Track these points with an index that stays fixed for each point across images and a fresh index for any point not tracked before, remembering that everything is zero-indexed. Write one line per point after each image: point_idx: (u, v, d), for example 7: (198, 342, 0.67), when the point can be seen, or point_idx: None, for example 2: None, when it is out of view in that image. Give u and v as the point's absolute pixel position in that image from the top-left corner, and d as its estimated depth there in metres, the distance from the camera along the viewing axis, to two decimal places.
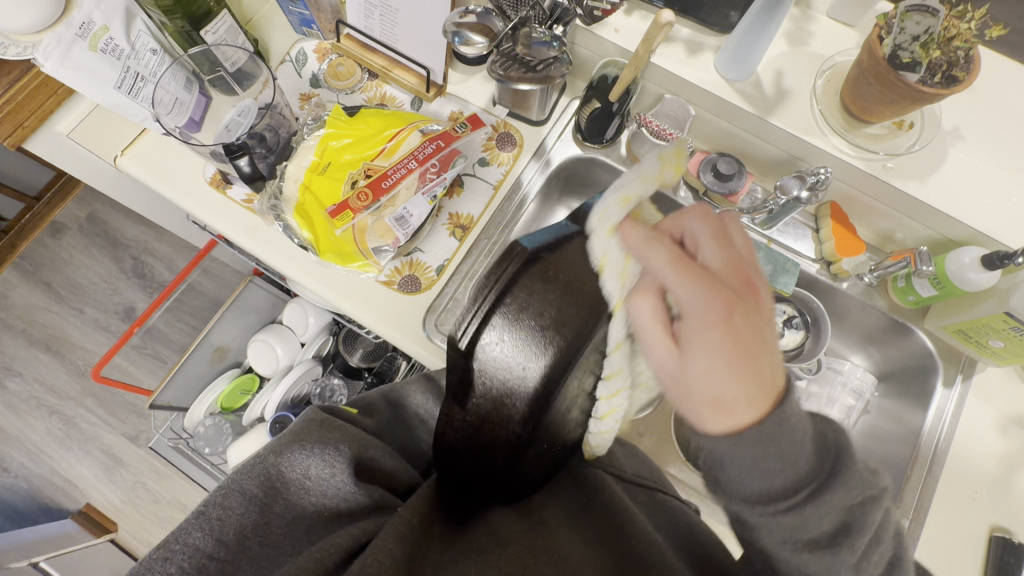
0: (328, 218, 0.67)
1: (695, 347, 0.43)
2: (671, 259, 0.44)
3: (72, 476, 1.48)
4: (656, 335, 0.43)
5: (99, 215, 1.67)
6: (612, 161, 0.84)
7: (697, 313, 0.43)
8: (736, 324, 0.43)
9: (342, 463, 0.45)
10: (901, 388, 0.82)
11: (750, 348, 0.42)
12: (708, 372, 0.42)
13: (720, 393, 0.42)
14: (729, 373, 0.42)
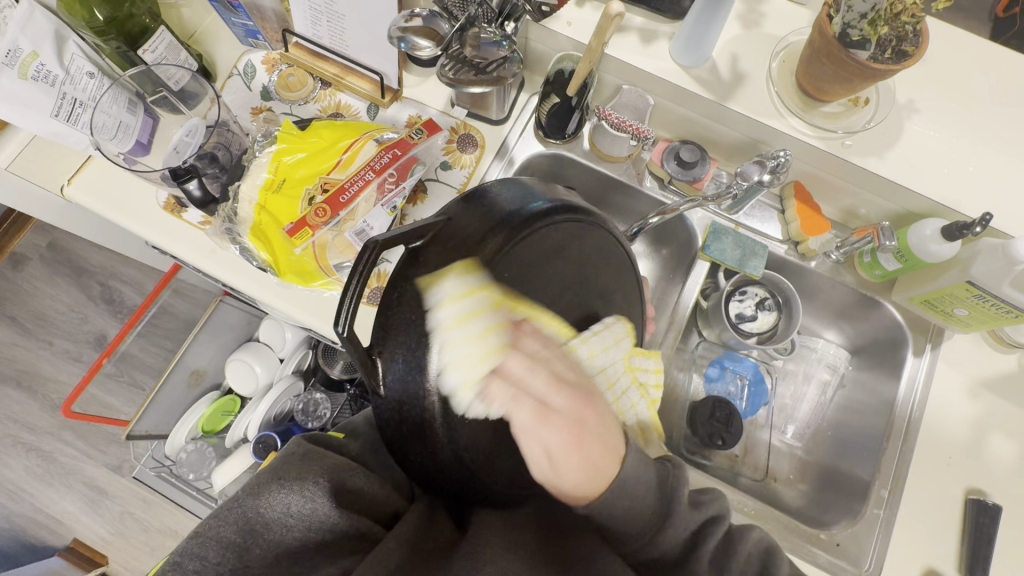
0: (286, 237, 0.64)
1: (565, 458, 0.48)
2: (534, 409, 0.49)
3: (56, 513, 1.45)
4: (534, 428, 0.48)
5: (60, 243, 1.62)
6: (576, 157, 0.83)
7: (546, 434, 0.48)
8: (582, 431, 0.49)
9: (321, 497, 0.45)
10: (874, 360, 0.84)
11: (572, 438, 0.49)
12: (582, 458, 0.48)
13: (575, 464, 0.47)
14: (572, 452, 0.48)
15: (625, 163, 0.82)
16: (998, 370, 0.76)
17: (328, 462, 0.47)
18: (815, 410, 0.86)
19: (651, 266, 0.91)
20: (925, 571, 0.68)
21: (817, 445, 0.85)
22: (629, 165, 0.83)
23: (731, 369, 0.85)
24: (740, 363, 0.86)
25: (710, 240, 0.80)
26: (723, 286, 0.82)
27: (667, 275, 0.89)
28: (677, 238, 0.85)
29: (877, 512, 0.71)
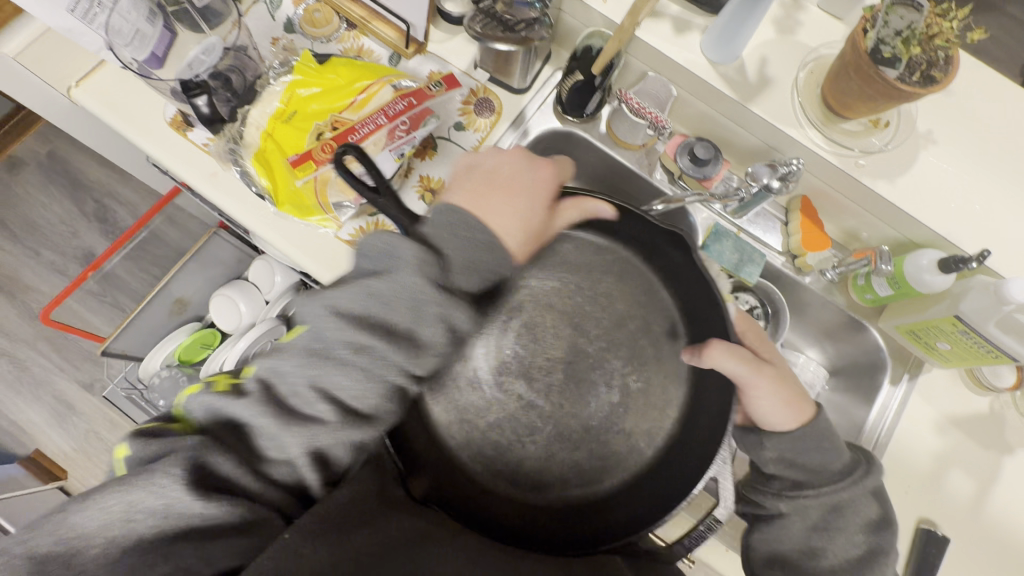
0: (290, 168, 0.63)
1: (774, 388, 0.62)
2: (765, 374, 0.62)
3: (22, 421, 1.44)
4: (762, 398, 0.62)
5: (60, 153, 1.59)
6: (591, 138, 0.83)
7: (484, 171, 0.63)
8: (780, 376, 0.63)
9: (176, 488, 0.46)
10: (851, 383, 0.85)
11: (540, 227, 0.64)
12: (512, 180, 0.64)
13: (788, 400, 0.63)
14: (784, 407, 0.62)
15: (638, 151, 0.82)
16: (970, 409, 0.77)
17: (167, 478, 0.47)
18: None
19: None
20: None
21: None
22: (642, 155, 0.83)
23: None
24: None
25: (710, 240, 0.80)
26: None
27: None
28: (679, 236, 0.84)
29: None
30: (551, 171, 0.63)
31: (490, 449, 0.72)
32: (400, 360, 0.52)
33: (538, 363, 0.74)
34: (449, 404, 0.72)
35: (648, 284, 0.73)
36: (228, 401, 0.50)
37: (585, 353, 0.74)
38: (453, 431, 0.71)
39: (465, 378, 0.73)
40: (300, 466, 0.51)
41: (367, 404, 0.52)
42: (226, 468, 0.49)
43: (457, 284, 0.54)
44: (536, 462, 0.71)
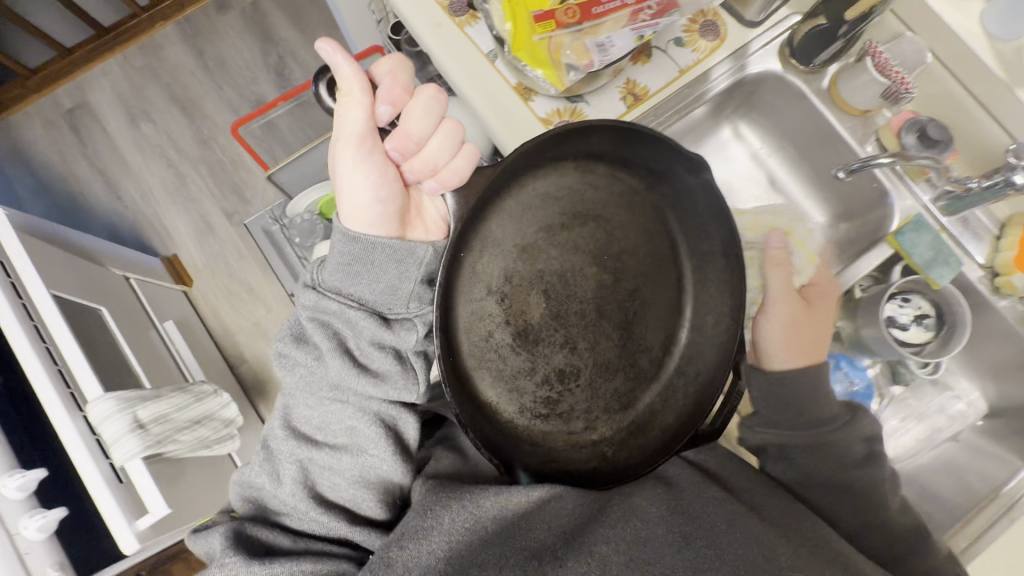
0: (531, 20, 0.64)
1: (799, 310, 0.71)
2: (786, 279, 0.72)
3: (170, 227, 1.62)
4: (778, 318, 0.70)
5: (262, 6, 1.73)
6: (809, 92, 0.78)
7: (348, 126, 0.58)
8: (811, 307, 0.72)
9: (341, 521, 0.62)
10: (1007, 430, 0.77)
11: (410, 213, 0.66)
12: (398, 96, 0.58)
13: (819, 336, 0.69)
14: (795, 332, 0.69)
15: (856, 118, 0.78)
16: None
17: (323, 362, 0.63)
18: (913, 446, 0.81)
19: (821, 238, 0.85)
20: None
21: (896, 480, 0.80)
22: (858, 124, 0.79)
23: (847, 371, 0.82)
24: (858, 371, 0.82)
25: (909, 226, 0.74)
26: (894, 281, 0.77)
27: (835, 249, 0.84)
28: (868, 216, 0.80)
29: None
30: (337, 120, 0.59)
31: (541, 404, 0.66)
32: (365, 386, 0.63)
33: (572, 309, 0.66)
34: (490, 368, 0.64)
35: (649, 220, 0.70)
36: (363, 306, 0.63)
37: (614, 298, 0.68)
38: (505, 402, 0.65)
39: (477, 323, 0.63)
40: (395, 364, 0.65)
41: (381, 498, 0.65)
42: (378, 360, 0.64)
43: (378, 308, 0.64)
44: (584, 405, 0.67)
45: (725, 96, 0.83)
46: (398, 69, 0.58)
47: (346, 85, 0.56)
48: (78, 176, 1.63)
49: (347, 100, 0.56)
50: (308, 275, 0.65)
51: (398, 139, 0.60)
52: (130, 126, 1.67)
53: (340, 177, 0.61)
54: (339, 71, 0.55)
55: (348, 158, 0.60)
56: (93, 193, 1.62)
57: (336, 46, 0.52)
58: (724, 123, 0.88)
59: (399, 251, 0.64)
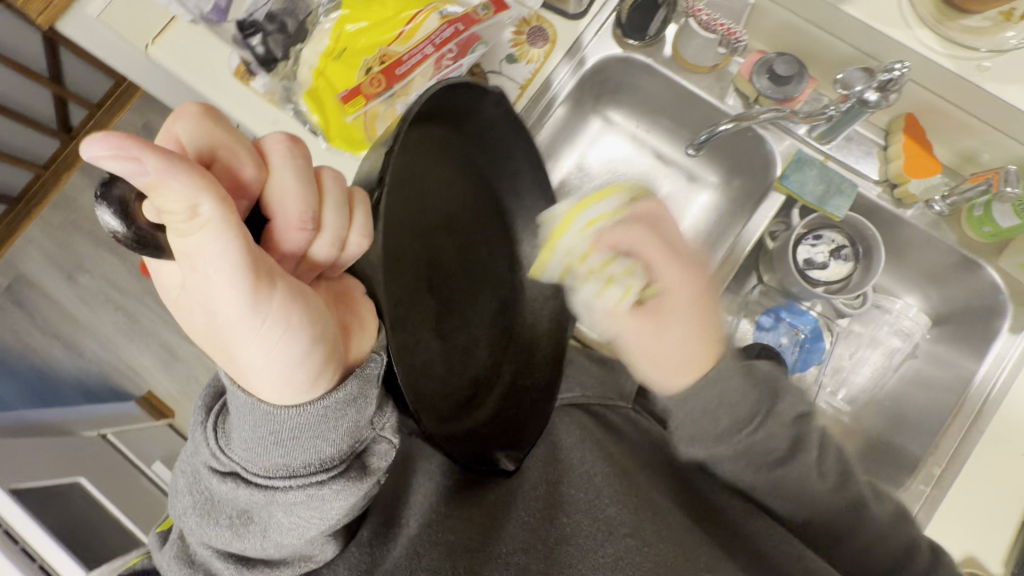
0: (340, 103, 0.63)
1: (672, 318, 0.52)
2: (652, 307, 0.53)
3: (135, 366, 1.63)
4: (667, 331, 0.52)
5: (154, 125, 1.69)
6: (654, 64, 0.76)
7: (217, 267, 0.33)
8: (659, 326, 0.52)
9: None
10: (957, 332, 0.75)
11: (349, 319, 0.44)
12: (244, 181, 0.38)
13: (689, 352, 0.51)
14: (690, 341, 0.51)
15: (708, 76, 0.76)
16: None
17: (269, 532, 0.44)
18: (874, 376, 0.78)
19: (716, 197, 0.84)
20: (965, 558, 0.62)
21: (868, 414, 0.78)
22: (712, 80, 0.76)
23: (788, 320, 0.78)
24: (800, 316, 0.78)
25: (790, 168, 0.71)
26: (795, 226, 0.74)
27: (735, 207, 0.81)
28: (753, 166, 0.78)
29: (922, 488, 0.66)
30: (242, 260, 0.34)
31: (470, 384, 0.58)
32: (314, 531, 0.45)
33: (459, 298, 0.57)
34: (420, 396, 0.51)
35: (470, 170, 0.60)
36: (327, 468, 0.43)
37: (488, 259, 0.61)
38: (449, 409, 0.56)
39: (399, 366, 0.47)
40: (360, 502, 0.46)
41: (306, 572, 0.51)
42: (341, 517, 0.46)
43: (333, 463, 0.43)
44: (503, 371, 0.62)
45: (578, 92, 0.80)
46: (221, 144, 0.37)
47: (183, 202, 0.31)
48: (38, 346, 1.65)
49: (207, 223, 0.32)
50: (206, 455, 0.42)
51: (286, 234, 0.39)
52: (69, 282, 1.67)
53: (237, 343, 0.37)
54: (164, 191, 0.30)
55: (237, 311, 0.35)
56: (57, 357, 1.64)
57: (139, 144, 0.28)
58: (592, 114, 0.85)
59: (344, 403, 0.42)
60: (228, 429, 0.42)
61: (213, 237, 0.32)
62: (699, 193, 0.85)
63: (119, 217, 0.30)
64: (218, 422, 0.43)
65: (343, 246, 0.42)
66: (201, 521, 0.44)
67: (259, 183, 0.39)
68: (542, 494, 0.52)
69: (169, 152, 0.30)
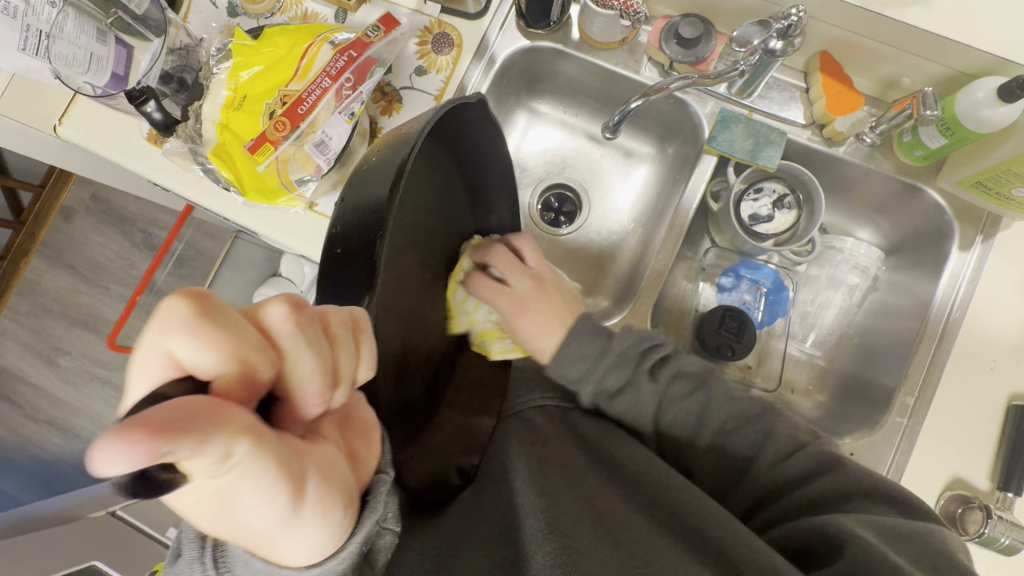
0: (248, 154, 0.61)
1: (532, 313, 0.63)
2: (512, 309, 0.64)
3: None
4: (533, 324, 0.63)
5: (103, 194, 1.62)
6: (565, 47, 0.75)
7: (249, 497, 0.26)
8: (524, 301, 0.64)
9: None
10: (912, 258, 0.74)
11: (359, 445, 0.34)
12: (249, 375, 0.26)
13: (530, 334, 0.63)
14: (539, 326, 0.63)
15: (619, 50, 0.75)
16: None
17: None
18: (841, 316, 0.78)
19: (654, 168, 0.83)
20: (951, 481, 0.63)
21: (840, 353, 0.77)
22: (625, 54, 0.75)
23: (748, 278, 0.77)
24: (758, 271, 0.78)
25: (717, 129, 0.70)
26: (733, 183, 0.73)
27: (674, 174, 0.80)
28: (684, 129, 0.76)
29: (899, 420, 0.65)
30: (273, 482, 0.26)
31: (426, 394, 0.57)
32: None
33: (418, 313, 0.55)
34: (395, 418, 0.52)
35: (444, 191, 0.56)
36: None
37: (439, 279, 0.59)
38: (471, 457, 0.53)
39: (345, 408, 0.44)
40: None
41: None
42: None
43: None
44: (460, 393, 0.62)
45: (497, 88, 0.79)
46: (246, 349, 0.26)
47: (211, 457, 0.23)
48: (32, 436, 1.60)
49: (235, 466, 0.24)
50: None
51: (303, 411, 0.29)
52: (49, 365, 1.60)
53: (273, 547, 0.29)
54: (190, 464, 0.22)
55: (273, 527, 0.27)
56: (53, 444, 1.60)
57: (155, 440, 0.20)
58: (516, 107, 0.83)
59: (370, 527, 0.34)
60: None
61: (245, 482, 0.25)
62: (638, 167, 0.84)
63: (142, 489, 0.21)
64: (214, 562, 0.31)
65: (353, 381, 0.33)
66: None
67: (276, 374, 0.28)
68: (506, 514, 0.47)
69: (185, 416, 0.21)
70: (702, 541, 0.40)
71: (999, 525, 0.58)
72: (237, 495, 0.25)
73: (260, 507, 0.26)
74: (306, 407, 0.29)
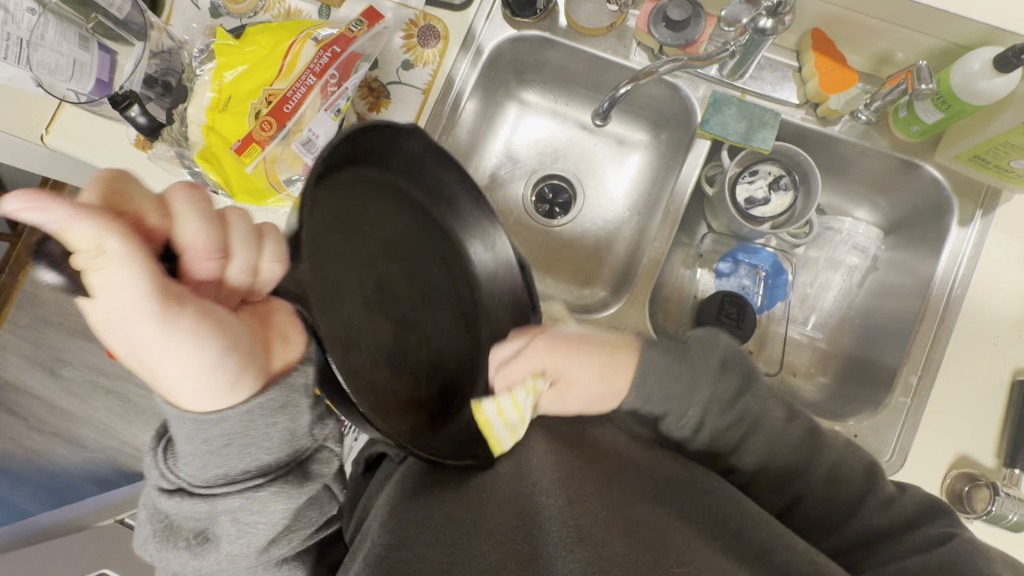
0: (235, 156, 0.61)
1: (575, 388, 0.55)
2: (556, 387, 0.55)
3: (140, 444, 1.57)
4: (578, 366, 0.55)
5: None
6: (553, 35, 0.74)
7: (119, 296, 0.34)
8: (585, 364, 0.55)
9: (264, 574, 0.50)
10: (912, 236, 0.73)
11: (272, 336, 0.45)
12: (144, 222, 0.36)
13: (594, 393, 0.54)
14: (595, 373, 0.55)
15: (607, 36, 0.74)
16: None
17: (224, 551, 0.46)
18: (841, 298, 0.77)
19: (648, 154, 0.82)
20: (958, 459, 0.62)
21: (841, 335, 0.77)
22: (614, 40, 0.74)
23: (746, 262, 0.76)
24: (755, 255, 0.77)
25: (710, 113, 0.69)
26: (728, 166, 0.72)
27: (669, 159, 0.79)
28: (676, 114, 0.76)
29: (903, 400, 0.65)
30: (139, 280, 0.35)
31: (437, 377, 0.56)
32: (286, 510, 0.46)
33: (421, 307, 0.54)
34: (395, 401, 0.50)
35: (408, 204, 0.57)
36: (266, 473, 0.44)
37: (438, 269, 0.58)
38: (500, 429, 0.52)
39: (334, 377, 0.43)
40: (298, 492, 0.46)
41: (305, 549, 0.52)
42: (284, 503, 0.46)
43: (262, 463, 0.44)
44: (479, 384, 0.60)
45: (486, 80, 0.77)
46: (133, 202, 0.36)
47: (90, 242, 0.32)
48: (39, 447, 1.60)
49: (112, 259, 0.33)
50: (156, 477, 0.43)
51: (197, 267, 0.39)
52: (52, 377, 1.59)
53: (156, 357, 0.38)
54: (70, 236, 0.31)
55: (151, 332, 0.36)
56: (61, 455, 1.60)
57: (54, 198, 0.29)
58: (505, 97, 0.82)
59: (268, 404, 0.43)
60: (173, 458, 0.43)
61: (111, 270, 0.33)
62: (631, 154, 0.83)
63: (42, 254, 0.30)
64: (166, 448, 0.44)
65: (257, 270, 0.42)
66: (162, 544, 0.46)
67: (167, 232, 0.37)
68: (514, 490, 0.45)
69: (82, 207, 0.31)
70: (748, 548, 0.40)
71: (1007, 503, 0.57)
72: (115, 290, 0.34)
73: (124, 305, 0.35)
74: (195, 261, 0.38)
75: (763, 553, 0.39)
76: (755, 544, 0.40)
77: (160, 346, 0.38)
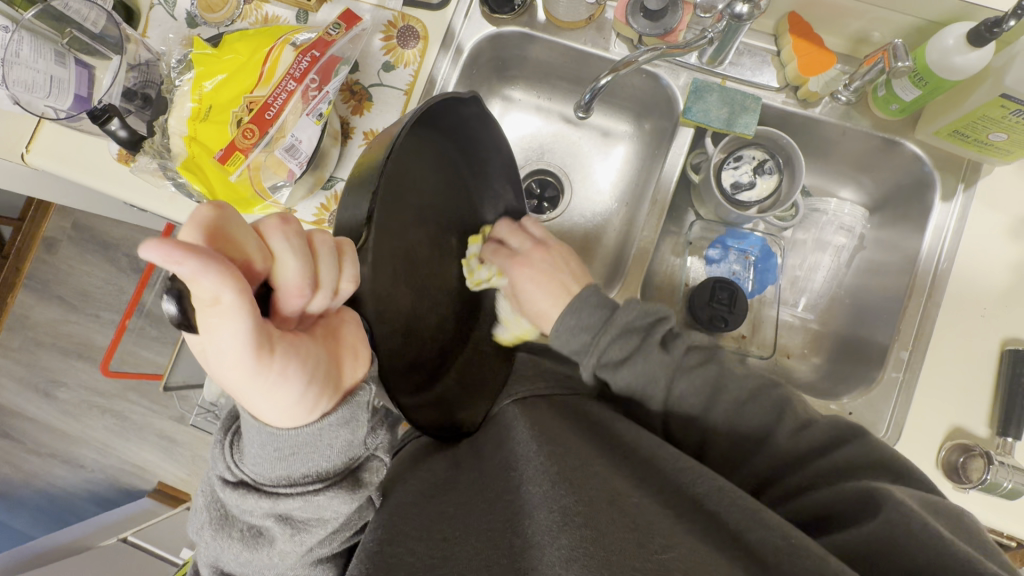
0: (218, 164, 0.60)
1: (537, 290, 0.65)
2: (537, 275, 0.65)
3: (139, 461, 1.55)
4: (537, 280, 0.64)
5: (83, 222, 1.57)
6: (533, 30, 0.74)
7: (222, 343, 0.32)
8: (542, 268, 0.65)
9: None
10: (897, 213, 0.74)
11: (347, 359, 0.42)
12: (248, 258, 0.33)
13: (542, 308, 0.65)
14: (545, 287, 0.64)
15: (587, 30, 0.74)
16: None
17: (276, 550, 0.45)
18: (830, 278, 0.78)
19: (632, 145, 0.83)
20: (952, 431, 0.63)
21: (833, 314, 0.77)
22: (594, 33, 0.74)
23: (735, 247, 0.77)
24: (745, 240, 0.77)
25: (692, 100, 0.69)
26: (712, 153, 0.73)
27: (654, 148, 0.79)
28: (659, 105, 0.76)
29: (896, 375, 0.65)
30: (245, 329, 0.32)
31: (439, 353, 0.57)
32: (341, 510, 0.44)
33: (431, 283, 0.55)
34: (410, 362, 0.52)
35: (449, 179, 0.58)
36: (323, 478, 0.43)
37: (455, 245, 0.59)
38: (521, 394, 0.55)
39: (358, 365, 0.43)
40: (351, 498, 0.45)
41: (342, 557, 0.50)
42: (337, 506, 0.44)
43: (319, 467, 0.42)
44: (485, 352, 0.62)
45: (469, 78, 0.77)
46: (236, 235, 0.33)
47: (206, 293, 0.29)
48: (37, 470, 1.59)
49: (226, 309, 0.31)
50: (220, 468, 0.42)
51: (286, 300, 0.37)
52: (47, 399, 1.58)
53: (248, 395, 0.37)
54: (194, 284, 0.29)
55: (244, 374, 0.35)
56: (61, 476, 1.58)
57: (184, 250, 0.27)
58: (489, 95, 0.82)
59: (334, 420, 0.41)
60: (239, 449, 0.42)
61: (221, 321, 0.31)
62: (616, 145, 0.84)
63: (178, 304, 0.30)
64: (231, 438, 0.43)
65: (336, 292, 0.39)
66: (214, 534, 0.45)
67: (266, 268, 0.35)
68: (501, 479, 0.47)
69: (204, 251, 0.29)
70: (723, 531, 0.39)
71: (1001, 470, 0.58)
72: (220, 337, 0.32)
73: (227, 355, 0.33)
74: (293, 296, 0.36)
75: (738, 536, 0.39)
76: (726, 525, 0.39)
77: (253, 387, 0.36)
